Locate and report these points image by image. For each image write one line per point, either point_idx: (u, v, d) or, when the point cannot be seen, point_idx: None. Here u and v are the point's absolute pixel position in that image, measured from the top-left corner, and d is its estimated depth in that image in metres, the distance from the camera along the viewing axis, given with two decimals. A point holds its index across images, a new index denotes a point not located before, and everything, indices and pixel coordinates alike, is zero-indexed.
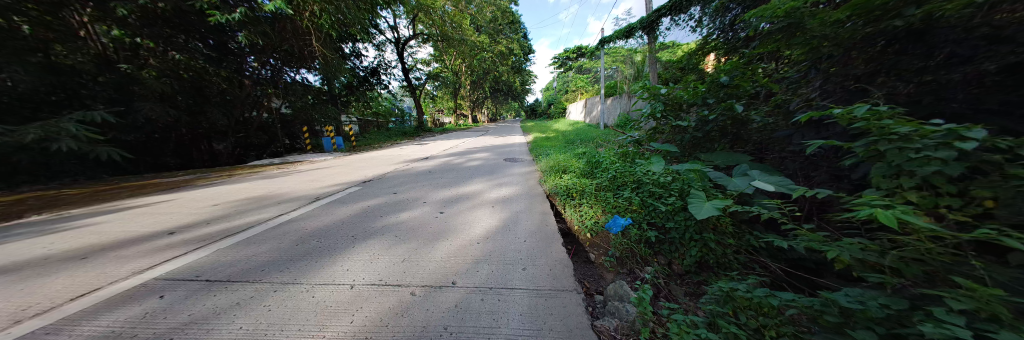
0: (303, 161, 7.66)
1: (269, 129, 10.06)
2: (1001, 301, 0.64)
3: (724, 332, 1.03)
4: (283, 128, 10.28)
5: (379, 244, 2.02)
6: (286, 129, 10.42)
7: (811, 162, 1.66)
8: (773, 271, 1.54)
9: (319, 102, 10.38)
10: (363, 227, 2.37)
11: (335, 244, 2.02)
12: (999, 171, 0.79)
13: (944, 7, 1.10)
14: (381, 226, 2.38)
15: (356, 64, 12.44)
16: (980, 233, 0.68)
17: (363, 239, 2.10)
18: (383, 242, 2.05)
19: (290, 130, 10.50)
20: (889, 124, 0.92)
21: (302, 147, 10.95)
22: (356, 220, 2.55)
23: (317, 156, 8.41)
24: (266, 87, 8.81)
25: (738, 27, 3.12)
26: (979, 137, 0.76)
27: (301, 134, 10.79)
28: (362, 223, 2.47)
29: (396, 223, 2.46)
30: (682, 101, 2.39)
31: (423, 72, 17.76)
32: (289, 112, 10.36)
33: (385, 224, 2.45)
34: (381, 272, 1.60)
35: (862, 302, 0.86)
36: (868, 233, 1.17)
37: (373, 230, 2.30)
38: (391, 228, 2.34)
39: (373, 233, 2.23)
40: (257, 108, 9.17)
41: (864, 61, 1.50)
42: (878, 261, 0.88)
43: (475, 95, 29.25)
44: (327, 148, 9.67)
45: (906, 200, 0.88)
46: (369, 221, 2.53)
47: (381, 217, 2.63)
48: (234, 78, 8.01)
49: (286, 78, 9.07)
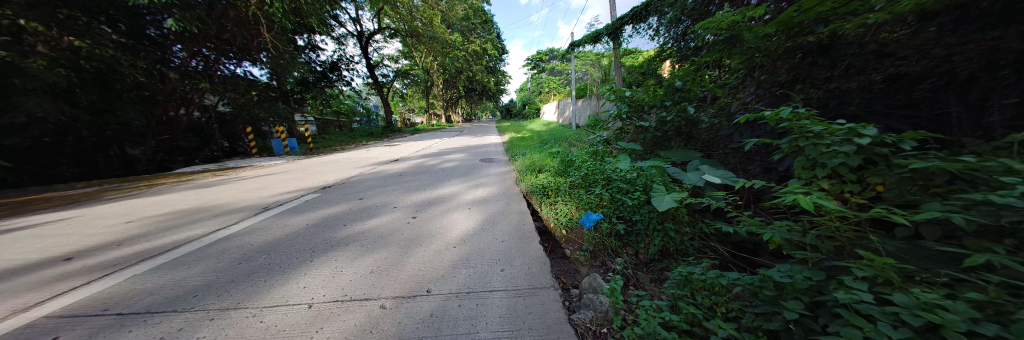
0: (247, 166, 6.76)
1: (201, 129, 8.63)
2: (889, 267, 0.81)
3: (686, 313, 1.13)
4: (222, 128, 8.93)
5: (342, 255, 1.86)
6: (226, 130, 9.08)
7: (747, 157, 1.93)
8: (721, 253, 1.75)
9: (265, 99, 9.41)
10: (323, 238, 2.15)
11: (290, 259, 1.80)
12: (885, 161, 1.00)
13: (845, 26, 1.39)
14: (346, 235, 2.20)
15: (312, 58, 11.28)
16: (873, 212, 0.85)
17: (325, 251, 1.92)
18: (348, 252, 1.90)
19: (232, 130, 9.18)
20: (806, 123, 1.12)
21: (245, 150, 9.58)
22: (317, 230, 2.32)
23: (264, 161, 7.43)
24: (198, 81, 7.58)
25: (688, 38, 3.52)
26: (869, 135, 0.96)
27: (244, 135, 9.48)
28: (324, 233, 2.25)
29: (363, 230, 2.30)
30: (644, 103, 2.61)
31: (391, 69, 16.67)
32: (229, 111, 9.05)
33: (351, 232, 2.27)
34: (346, 287, 1.47)
35: (790, 275, 1.03)
36: (792, 217, 1.40)
37: (337, 240, 2.12)
38: (357, 236, 2.18)
39: (336, 244, 2.04)
40: (185, 105, 7.79)
41: (787, 70, 1.79)
42: (802, 241, 1.05)
43: (447, 94, 28.47)
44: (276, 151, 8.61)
45: (820, 187, 1.07)
46: (330, 231, 2.31)
47: (346, 225, 2.43)
48: (157, 71, 6.52)
49: (223, 71, 8.11)
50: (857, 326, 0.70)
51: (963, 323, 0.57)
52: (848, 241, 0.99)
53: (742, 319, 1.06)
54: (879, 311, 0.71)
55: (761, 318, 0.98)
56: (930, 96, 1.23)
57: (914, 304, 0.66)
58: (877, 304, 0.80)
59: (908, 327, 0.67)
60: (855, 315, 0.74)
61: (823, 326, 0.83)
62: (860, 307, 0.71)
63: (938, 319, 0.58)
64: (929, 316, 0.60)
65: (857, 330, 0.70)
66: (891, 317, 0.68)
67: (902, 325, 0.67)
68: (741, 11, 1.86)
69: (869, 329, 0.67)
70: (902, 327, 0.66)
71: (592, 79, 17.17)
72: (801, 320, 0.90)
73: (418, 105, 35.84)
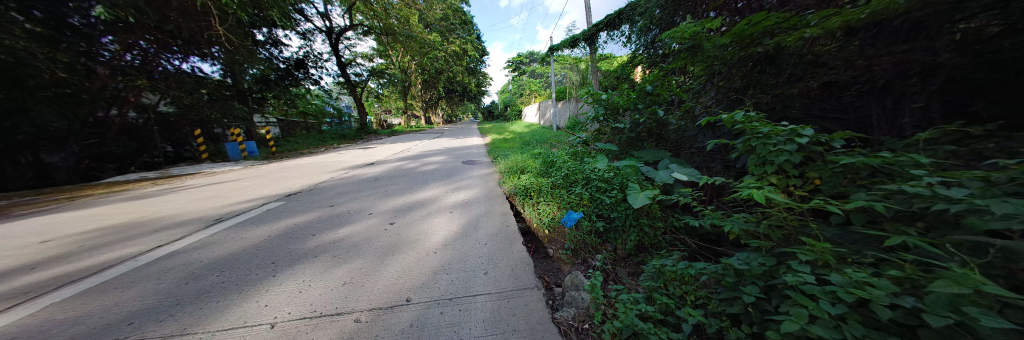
0: (195, 172, 6.02)
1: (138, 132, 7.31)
2: (826, 250, 0.93)
3: (659, 303, 1.20)
4: (163, 131, 7.79)
5: (311, 267, 1.72)
6: (169, 133, 7.95)
7: (710, 156, 2.11)
8: (689, 245, 1.88)
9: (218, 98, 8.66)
10: (288, 250, 1.98)
11: (250, 275, 1.63)
12: (821, 158, 1.15)
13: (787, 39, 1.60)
14: (316, 246, 2.04)
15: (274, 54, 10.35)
16: (812, 203, 0.97)
17: (291, 264, 1.77)
18: (318, 264, 1.76)
19: (175, 134, 8.02)
20: (756, 125, 1.26)
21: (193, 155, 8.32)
22: (281, 241, 2.13)
23: (217, 167, 6.64)
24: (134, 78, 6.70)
25: (656, 46, 3.77)
26: (807, 135, 1.11)
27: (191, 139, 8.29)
28: (289, 244, 2.07)
29: (335, 240, 2.15)
30: (619, 106, 2.76)
31: (364, 67, 15.45)
32: (173, 112, 8.08)
33: (321, 242, 2.11)
34: (315, 302, 1.36)
35: (748, 262, 1.14)
36: (748, 209, 1.54)
37: (305, 251, 1.96)
38: (328, 246, 2.03)
39: (304, 255, 1.89)
40: (117, 105, 6.87)
41: (740, 77, 1.99)
42: (756, 230, 1.17)
43: (425, 95, 27.64)
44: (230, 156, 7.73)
45: (769, 182, 1.20)
46: (296, 241, 2.13)
47: (315, 234, 2.25)
48: (81, 68, 5.66)
49: (165, 67, 7.23)
50: (803, 304, 0.79)
51: (885, 297, 0.66)
52: (793, 229, 1.11)
53: (709, 305, 1.15)
54: (819, 290, 0.81)
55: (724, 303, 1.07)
56: (856, 100, 1.56)
57: (847, 283, 0.76)
58: (817, 284, 0.91)
59: (843, 303, 0.77)
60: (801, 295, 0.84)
61: (775, 307, 0.93)
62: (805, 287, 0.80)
63: (865, 294, 0.67)
64: (860, 292, 0.69)
65: (803, 308, 0.79)
66: (829, 295, 0.78)
67: (838, 301, 0.76)
68: (701, 23, 2.04)
69: (813, 307, 0.76)
70: (838, 302, 0.76)
71: (571, 82, 17.66)
72: (757, 302, 0.99)
73: (394, 106, 34.38)
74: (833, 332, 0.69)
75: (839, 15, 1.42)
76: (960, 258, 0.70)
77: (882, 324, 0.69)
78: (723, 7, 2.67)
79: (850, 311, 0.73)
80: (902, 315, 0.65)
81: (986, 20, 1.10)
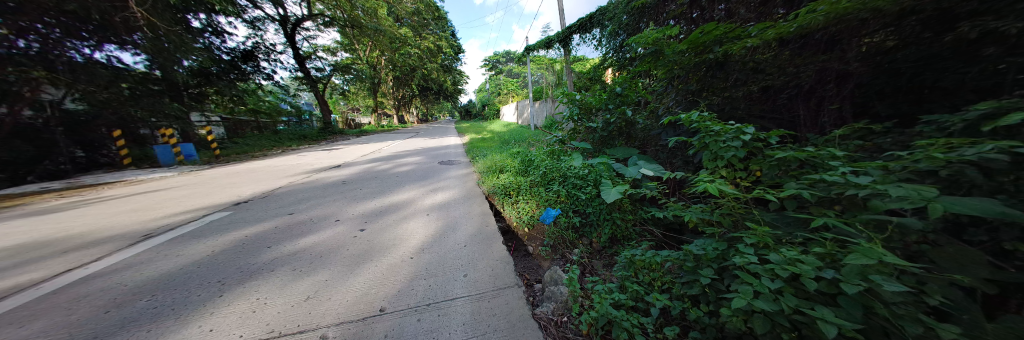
0: (117, 180, 5.11)
1: (31, 135, 5.81)
2: (766, 234, 1.06)
3: (631, 291, 1.29)
4: (66, 134, 6.26)
5: (267, 283, 1.55)
6: (77, 136, 6.45)
7: (672, 152, 2.30)
8: (656, 235, 2.03)
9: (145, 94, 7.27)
10: (239, 265, 1.76)
11: (190, 298, 1.42)
12: (760, 152, 1.32)
13: (732, 47, 1.82)
14: (272, 259, 1.84)
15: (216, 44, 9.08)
16: (754, 192, 1.10)
17: (243, 281, 1.58)
18: (276, 279, 1.60)
19: (86, 137, 6.55)
20: (710, 124, 1.40)
21: (111, 161, 7.00)
22: (228, 256, 1.88)
23: (144, 174, 5.67)
24: (31, 69, 5.40)
25: (624, 50, 4.01)
26: (749, 132, 1.26)
27: (109, 142, 6.91)
28: (240, 259, 1.84)
29: (295, 251, 1.96)
30: (592, 106, 2.89)
31: (327, 61, 14.34)
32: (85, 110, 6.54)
33: (279, 255, 1.91)
34: (273, 321, 1.23)
35: (703, 248, 1.26)
36: (705, 200, 1.71)
37: (259, 265, 1.76)
38: (287, 259, 1.85)
39: (258, 270, 1.69)
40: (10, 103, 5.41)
41: (695, 80, 2.21)
42: (711, 218, 1.30)
43: (397, 92, 26.29)
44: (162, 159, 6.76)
45: (721, 175, 1.34)
46: (248, 255, 1.90)
47: (271, 247, 2.03)
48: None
49: (75, 58, 5.91)
50: (748, 282, 0.89)
51: (811, 270, 0.78)
52: (740, 215, 1.26)
53: (673, 289, 1.26)
54: (762, 268, 0.92)
55: (685, 286, 1.18)
56: (788, 101, 1.87)
57: (783, 260, 0.88)
58: (759, 263, 1.04)
59: (779, 278, 0.88)
60: (747, 274, 0.94)
61: (726, 286, 1.05)
62: (750, 267, 0.90)
63: (798, 270, 0.78)
64: (793, 268, 0.80)
65: (748, 285, 0.89)
66: (769, 272, 0.89)
67: (777, 277, 0.87)
68: (662, 30, 2.21)
69: (756, 284, 0.86)
70: (776, 278, 0.87)
71: (547, 82, 18.03)
72: (713, 283, 1.11)
73: (362, 104, 32.30)
74: (772, 304, 0.78)
75: (774, 28, 1.64)
76: (865, 233, 0.84)
77: (809, 294, 0.81)
78: (681, 16, 2.92)
79: (785, 285, 0.83)
80: (824, 286, 0.77)
81: (885, 36, 1.39)
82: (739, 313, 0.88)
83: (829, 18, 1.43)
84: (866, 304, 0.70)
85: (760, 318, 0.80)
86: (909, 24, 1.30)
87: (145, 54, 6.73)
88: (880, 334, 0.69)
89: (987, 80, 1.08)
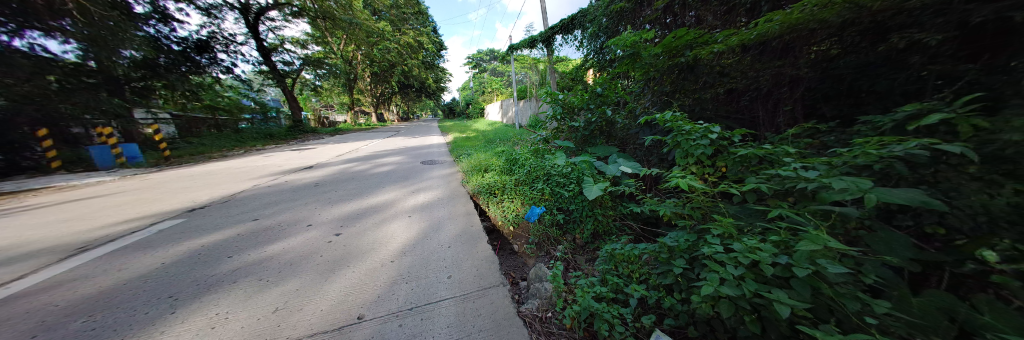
0: (41, 186, 4.44)
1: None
2: (730, 225, 1.15)
3: (611, 283, 1.34)
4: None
5: (228, 295, 1.43)
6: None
7: (648, 151, 2.43)
8: (635, 230, 2.13)
9: (78, 89, 6.51)
10: (194, 278, 1.61)
11: (135, 315, 1.27)
12: (726, 150, 1.43)
13: (701, 52, 1.95)
14: (234, 270, 1.70)
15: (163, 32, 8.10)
16: (720, 187, 1.20)
17: (199, 295, 1.44)
18: (238, 291, 1.48)
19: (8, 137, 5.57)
20: (681, 123, 1.50)
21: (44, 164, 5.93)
22: (181, 268, 1.71)
23: (76, 178, 4.97)
24: None
25: (605, 51, 4.14)
26: (716, 132, 1.36)
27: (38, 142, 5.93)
28: (196, 271, 1.68)
29: (261, 260, 1.82)
30: (574, 105, 2.98)
31: (296, 55, 13.34)
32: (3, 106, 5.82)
33: (242, 265, 1.76)
34: (236, 336, 1.13)
35: (676, 240, 1.34)
36: (678, 195, 1.83)
37: (218, 277, 1.62)
38: (252, 269, 1.71)
39: (217, 283, 1.55)
40: None
41: (669, 82, 2.34)
42: (683, 211, 1.39)
43: (375, 89, 25.15)
44: (101, 162, 5.98)
45: (691, 171, 1.44)
46: (205, 267, 1.74)
47: (233, 256, 1.87)
48: None
49: None
50: (715, 270, 0.96)
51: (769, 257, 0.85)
52: (707, 208, 1.36)
53: (650, 279, 1.33)
54: (727, 257, 0.99)
55: (660, 276, 1.25)
56: (750, 103, 2.03)
57: (744, 249, 0.96)
58: (724, 252, 1.12)
59: (741, 265, 0.96)
60: (714, 262, 1.02)
61: (695, 275, 1.13)
62: (718, 256, 0.97)
63: (758, 257, 0.85)
64: (753, 256, 0.88)
65: (716, 273, 0.96)
66: (733, 260, 0.96)
67: (739, 264, 0.95)
68: (639, 34, 2.32)
69: (722, 271, 0.93)
70: (739, 266, 0.94)
71: (531, 81, 18.13)
72: (684, 273, 1.18)
73: (336, 100, 30.49)
74: (736, 289, 0.85)
75: (737, 35, 1.77)
76: (813, 221, 0.94)
77: (766, 278, 0.90)
78: (656, 21, 3.08)
79: (747, 271, 0.91)
80: (779, 270, 0.85)
81: (828, 45, 1.57)
82: (707, 300, 0.95)
83: (782, 28, 1.58)
84: (812, 284, 0.79)
85: (725, 303, 0.87)
86: (848, 35, 1.48)
87: (77, 43, 5.79)
88: (826, 311, 0.78)
89: (912, 85, 1.27)
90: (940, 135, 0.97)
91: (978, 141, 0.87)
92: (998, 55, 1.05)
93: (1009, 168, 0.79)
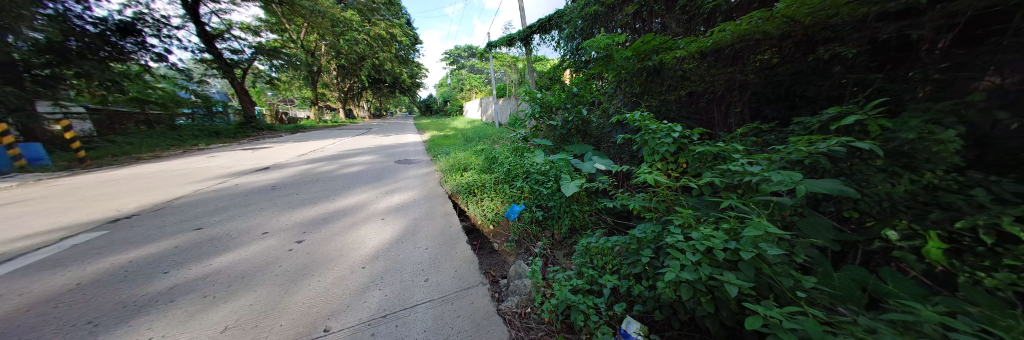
0: None
1: None
2: (690, 216, 1.26)
3: (586, 275, 1.40)
4: None
5: (165, 316, 1.26)
6: None
7: (620, 149, 2.56)
8: (609, 223, 2.23)
9: None
10: (120, 298, 1.39)
11: None
12: (686, 147, 1.56)
13: (666, 56, 2.10)
14: (172, 287, 1.50)
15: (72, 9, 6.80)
16: (681, 182, 1.30)
17: (127, 318, 1.25)
18: (179, 309, 1.31)
19: None
20: (648, 123, 1.61)
21: None
22: (103, 288, 1.47)
23: None
24: None
25: (580, 52, 4.27)
26: (678, 131, 1.48)
27: None
28: (123, 290, 1.46)
29: (207, 274, 1.63)
30: (552, 104, 3.06)
31: (249, 43, 12.01)
32: None
33: (183, 281, 1.56)
34: None
35: (644, 232, 1.44)
36: (647, 190, 1.96)
37: (151, 296, 1.42)
38: (195, 285, 1.52)
39: (151, 302, 1.36)
40: None
41: (638, 84, 2.48)
42: (650, 205, 1.49)
43: (342, 83, 23.46)
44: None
45: (657, 168, 1.55)
46: (134, 285, 1.51)
47: (170, 272, 1.65)
48: None
49: None
50: (677, 257, 1.04)
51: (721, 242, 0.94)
52: (671, 201, 1.48)
53: (621, 269, 1.41)
54: (686, 245, 1.08)
55: (630, 266, 1.33)
56: (709, 105, 2.23)
57: (701, 237, 1.05)
58: (685, 241, 1.22)
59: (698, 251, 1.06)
60: (676, 250, 1.10)
61: (660, 263, 1.21)
62: (678, 244, 1.05)
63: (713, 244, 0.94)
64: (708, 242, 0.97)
65: (677, 260, 1.04)
66: (691, 247, 1.05)
67: (697, 251, 1.04)
68: (611, 37, 2.43)
69: (683, 258, 1.01)
70: (696, 252, 1.03)
71: (510, 79, 18.03)
72: (651, 262, 1.27)
73: (297, 94, 27.94)
74: (693, 273, 0.93)
75: (696, 42, 1.92)
76: (757, 210, 1.06)
77: (719, 262, 0.99)
78: (626, 26, 3.24)
79: (704, 257, 1.00)
80: (729, 255, 0.94)
81: (770, 54, 1.77)
82: (670, 285, 1.03)
83: (733, 38, 1.75)
84: (755, 265, 0.88)
85: (685, 286, 0.95)
86: (786, 46, 1.68)
87: None
88: (767, 289, 0.88)
89: (835, 91, 1.48)
90: (855, 134, 1.15)
91: (882, 139, 1.04)
92: (899, 67, 1.28)
93: (904, 161, 0.97)
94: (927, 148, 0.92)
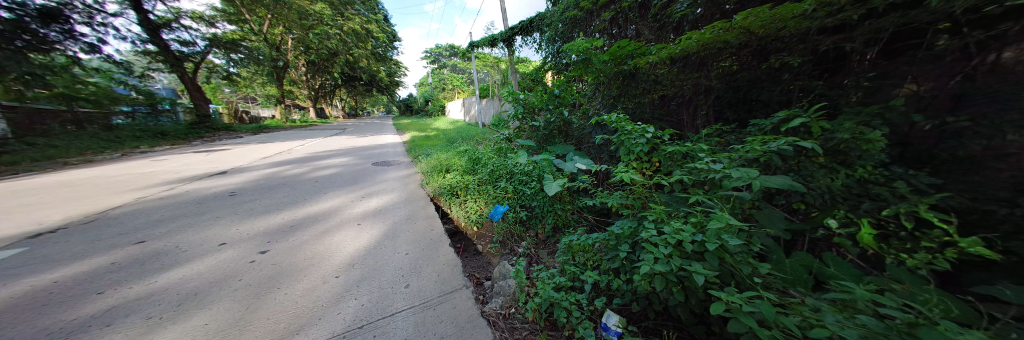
0: None
1: None
2: (662, 211, 1.34)
3: (569, 272, 1.43)
4: None
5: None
6: None
7: (600, 149, 2.65)
8: (590, 221, 2.30)
9: None
10: (41, 325, 1.20)
11: None
12: (659, 147, 1.65)
13: (640, 61, 2.21)
14: (110, 308, 1.33)
15: None
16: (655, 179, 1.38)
17: None
18: (118, 333, 1.16)
19: None
20: (625, 124, 1.68)
21: None
22: (17, 315, 1.27)
23: None
24: None
25: (561, 54, 4.36)
26: (651, 131, 1.56)
27: None
28: (45, 315, 1.26)
29: (155, 292, 1.46)
30: (534, 105, 3.10)
31: (204, 35, 10.95)
32: None
33: (123, 301, 1.39)
34: None
35: (621, 228, 1.50)
36: (625, 188, 2.05)
37: (83, 319, 1.24)
38: (139, 304, 1.36)
39: (82, 326, 1.20)
40: None
41: (615, 86, 2.58)
42: (628, 202, 1.56)
43: (313, 81, 22.07)
44: None
45: (633, 166, 1.63)
46: (60, 309, 1.32)
47: (107, 292, 1.45)
48: None
49: None
50: (651, 251, 1.10)
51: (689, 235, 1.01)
52: (646, 198, 1.56)
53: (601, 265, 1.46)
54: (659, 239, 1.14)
55: (609, 261, 1.38)
56: (679, 107, 2.37)
57: (672, 231, 1.12)
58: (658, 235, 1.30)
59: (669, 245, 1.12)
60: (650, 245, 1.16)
61: (637, 257, 1.27)
62: (652, 238, 1.11)
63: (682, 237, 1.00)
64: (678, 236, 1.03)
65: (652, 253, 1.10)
66: (664, 241, 1.11)
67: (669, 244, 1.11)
68: (590, 41, 2.51)
69: (656, 251, 1.07)
70: (668, 245, 1.09)
71: (492, 80, 17.96)
72: (629, 256, 1.33)
73: (261, 92, 25.85)
74: (665, 265, 0.99)
75: (666, 49, 2.04)
76: (721, 205, 1.15)
77: (688, 254, 1.06)
78: (604, 30, 3.36)
79: (675, 250, 1.07)
80: (697, 246, 1.01)
81: (731, 61, 1.93)
82: (646, 277, 1.08)
83: (699, 46, 1.89)
84: (719, 255, 0.96)
85: (658, 278, 1.01)
86: (744, 54, 1.84)
87: None
88: (728, 276, 0.96)
89: (784, 96, 1.65)
90: (801, 135, 1.29)
91: (823, 139, 1.18)
92: (836, 75, 1.46)
93: (841, 159, 1.10)
94: (859, 147, 1.05)
